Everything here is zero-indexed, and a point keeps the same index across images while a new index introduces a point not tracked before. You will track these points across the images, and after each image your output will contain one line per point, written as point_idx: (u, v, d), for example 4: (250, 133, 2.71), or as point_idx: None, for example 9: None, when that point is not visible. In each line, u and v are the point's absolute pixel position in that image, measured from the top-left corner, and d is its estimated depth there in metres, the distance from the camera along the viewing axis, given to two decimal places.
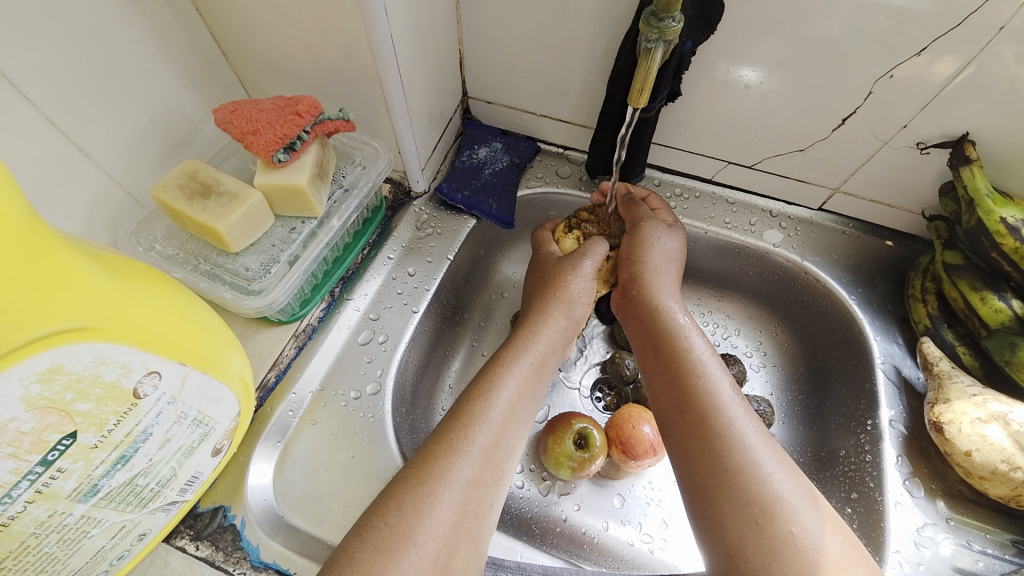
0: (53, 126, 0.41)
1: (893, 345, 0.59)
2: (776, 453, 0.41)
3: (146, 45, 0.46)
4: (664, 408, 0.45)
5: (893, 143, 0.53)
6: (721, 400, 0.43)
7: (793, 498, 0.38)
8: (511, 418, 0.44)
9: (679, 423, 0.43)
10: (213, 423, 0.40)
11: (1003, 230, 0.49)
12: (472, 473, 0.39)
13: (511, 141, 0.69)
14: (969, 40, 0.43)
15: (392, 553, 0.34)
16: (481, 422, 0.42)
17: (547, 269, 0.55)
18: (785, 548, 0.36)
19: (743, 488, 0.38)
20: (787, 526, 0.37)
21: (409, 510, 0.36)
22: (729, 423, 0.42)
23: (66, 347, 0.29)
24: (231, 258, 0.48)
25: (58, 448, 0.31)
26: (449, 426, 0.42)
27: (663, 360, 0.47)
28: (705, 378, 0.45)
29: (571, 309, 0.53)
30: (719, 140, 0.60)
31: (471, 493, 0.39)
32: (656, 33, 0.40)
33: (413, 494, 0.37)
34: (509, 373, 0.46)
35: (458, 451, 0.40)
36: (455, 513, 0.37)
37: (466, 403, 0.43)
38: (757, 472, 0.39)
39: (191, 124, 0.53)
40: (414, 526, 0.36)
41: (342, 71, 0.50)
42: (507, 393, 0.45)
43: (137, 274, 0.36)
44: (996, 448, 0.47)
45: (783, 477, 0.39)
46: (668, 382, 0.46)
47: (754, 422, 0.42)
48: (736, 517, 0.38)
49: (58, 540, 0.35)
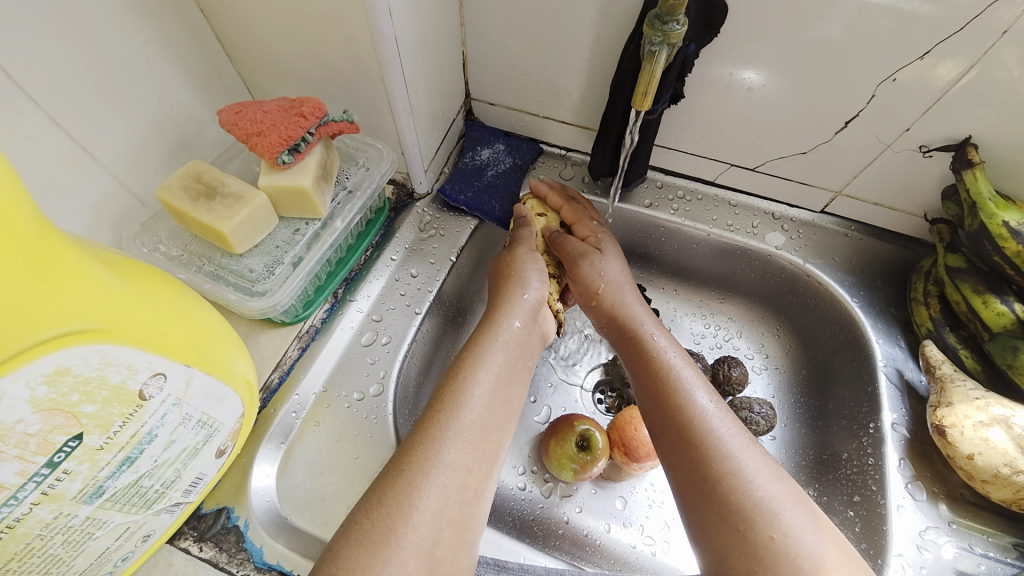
0: (59, 128, 0.41)
1: (896, 348, 0.59)
2: (762, 459, 0.41)
3: (151, 46, 0.46)
4: (649, 424, 0.46)
5: (896, 146, 0.53)
6: (698, 411, 0.44)
7: (776, 503, 0.38)
8: (493, 403, 0.44)
9: (661, 436, 0.45)
10: (217, 425, 0.40)
11: (1005, 234, 0.50)
12: (454, 459, 0.39)
13: (514, 143, 0.69)
14: (973, 44, 0.43)
15: (374, 547, 0.34)
16: (460, 406, 0.42)
17: (499, 267, 0.56)
18: (767, 554, 0.36)
19: (725, 496, 0.39)
20: (768, 532, 0.37)
21: (390, 503, 0.37)
22: (708, 432, 0.42)
23: (73, 349, 0.29)
24: (235, 259, 0.48)
25: (64, 450, 0.31)
26: (428, 416, 0.42)
27: (641, 378, 0.49)
28: (680, 392, 0.45)
29: (527, 284, 0.54)
30: (722, 142, 0.61)
31: (455, 478, 0.39)
32: (661, 36, 0.40)
33: (394, 486, 0.37)
34: (479, 356, 0.47)
35: (437, 437, 0.40)
36: (439, 499, 0.37)
37: (442, 393, 0.44)
38: (738, 480, 0.39)
39: (196, 127, 0.53)
40: (396, 519, 0.36)
41: (346, 73, 0.50)
42: (486, 377, 0.45)
43: (142, 275, 0.36)
44: (999, 452, 0.48)
45: (766, 483, 0.39)
46: (648, 397, 0.47)
47: (734, 429, 0.43)
48: (721, 525, 0.38)
49: (63, 541, 0.35)
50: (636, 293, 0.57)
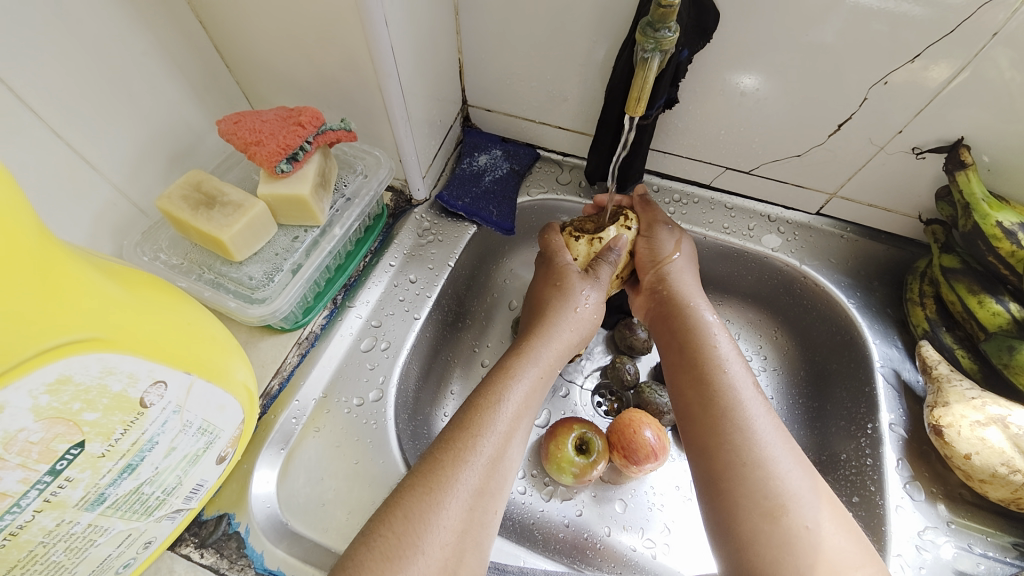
0: (60, 140, 0.41)
1: (893, 348, 0.59)
2: (795, 452, 0.42)
3: (151, 58, 0.47)
4: (685, 401, 0.47)
5: (889, 149, 0.54)
6: (743, 396, 0.45)
7: (806, 497, 0.40)
8: (517, 428, 0.44)
9: (697, 417, 0.45)
10: (218, 431, 0.41)
11: (999, 234, 0.50)
12: (478, 482, 0.40)
13: (511, 148, 0.69)
14: (964, 45, 0.44)
15: (400, 561, 0.35)
16: (488, 431, 0.42)
17: (553, 271, 0.55)
18: (799, 542, 0.37)
19: (761, 481, 0.40)
20: (801, 521, 0.38)
21: (416, 519, 0.37)
22: (750, 419, 0.43)
23: (74, 357, 0.29)
24: (235, 267, 0.49)
25: (66, 457, 0.32)
26: (456, 434, 0.42)
27: (687, 355, 0.49)
28: (728, 375, 0.46)
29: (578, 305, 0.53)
30: (717, 146, 0.61)
31: (477, 501, 0.39)
32: (653, 43, 0.41)
33: (419, 503, 0.38)
34: (516, 382, 0.46)
35: (467, 461, 0.40)
36: (462, 521, 0.38)
37: (478, 407, 0.44)
38: (775, 468, 0.41)
39: (195, 136, 0.53)
40: (421, 535, 0.36)
41: (344, 82, 0.51)
42: (515, 403, 0.45)
43: (143, 284, 0.36)
44: (996, 451, 0.48)
45: (799, 476, 0.41)
46: (689, 377, 0.47)
47: (773, 421, 0.44)
48: (751, 510, 0.39)
49: (65, 548, 0.35)
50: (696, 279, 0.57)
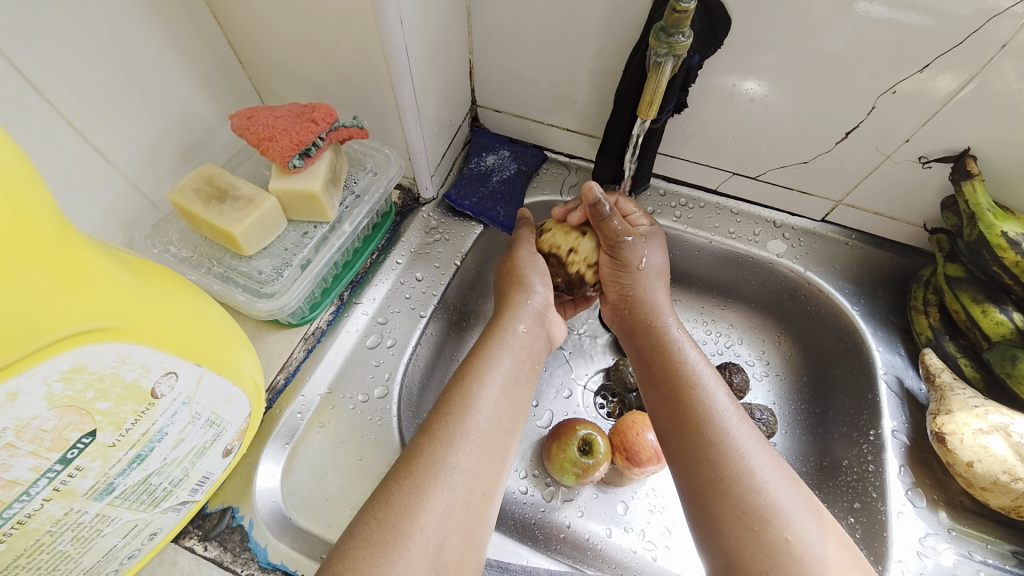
0: (74, 131, 0.42)
1: (896, 356, 0.60)
2: (774, 461, 0.42)
3: (166, 52, 0.47)
4: (660, 421, 0.47)
5: (896, 157, 0.54)
6: (717, 409, 0.45)
7: (789, 506, 0.40)
8: (505, 407, 0.45)
9: (673, 435, 0.45)
10: (225, 424, 0.41)
11: (1004, 244, 0.50)
12: (464, 461, 0.40)
13: (519, 149, 0.69)
14: (973, 57, 0.44)
15: (382, 547, 0.35)
16: (470, 413, 0.43)
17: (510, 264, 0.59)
18: (783, 555, 0.37)
19: (740, 496, 0.40)
20: (784, 534, 0.38)
21: (397, 503, 0.37)
22: (725, 432, 0.43)
23: (89, 346, 0.30)
24: (245, 261, 0.49)
25: (77, 446, 0.32)
26: (433, 418, 0.43)
27: (658, 373, 0.49)
28: (699, 390, 0.46)
29: (531, 289, 0.56)
30: (724, 151, 0.61)
31: (462, 479, 0.40)
32: (666, 47, 0.41)
33: (401, 487, 0.38)
34: (491, 360, 0.47)
35: (445, 442, 0.41)
36: (446, 505, 0.38)
37: (449, 395, 0.44)
38: (754, 480, 0.40)
39: (207, 130, 0.54)
40: (403, 519, 0.37)
41: (356, 80, 0.51)
42: (496, 382, 0.46)
43: (156, 276, 0.37)
44: (998, 459, 0.48)
45: (780, 486, 0.40)
46: (663, 395, 0.47)
47: (749, 431, 0.43)
48: (735, 525, 0.39)
49: (73, 537, 0.35)
50: (665, 288, 0.57)
